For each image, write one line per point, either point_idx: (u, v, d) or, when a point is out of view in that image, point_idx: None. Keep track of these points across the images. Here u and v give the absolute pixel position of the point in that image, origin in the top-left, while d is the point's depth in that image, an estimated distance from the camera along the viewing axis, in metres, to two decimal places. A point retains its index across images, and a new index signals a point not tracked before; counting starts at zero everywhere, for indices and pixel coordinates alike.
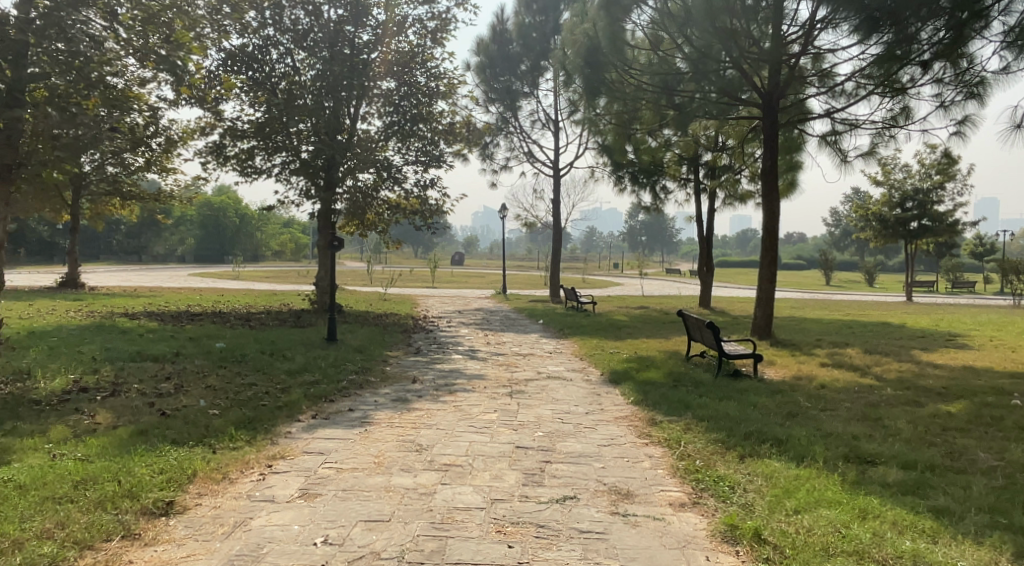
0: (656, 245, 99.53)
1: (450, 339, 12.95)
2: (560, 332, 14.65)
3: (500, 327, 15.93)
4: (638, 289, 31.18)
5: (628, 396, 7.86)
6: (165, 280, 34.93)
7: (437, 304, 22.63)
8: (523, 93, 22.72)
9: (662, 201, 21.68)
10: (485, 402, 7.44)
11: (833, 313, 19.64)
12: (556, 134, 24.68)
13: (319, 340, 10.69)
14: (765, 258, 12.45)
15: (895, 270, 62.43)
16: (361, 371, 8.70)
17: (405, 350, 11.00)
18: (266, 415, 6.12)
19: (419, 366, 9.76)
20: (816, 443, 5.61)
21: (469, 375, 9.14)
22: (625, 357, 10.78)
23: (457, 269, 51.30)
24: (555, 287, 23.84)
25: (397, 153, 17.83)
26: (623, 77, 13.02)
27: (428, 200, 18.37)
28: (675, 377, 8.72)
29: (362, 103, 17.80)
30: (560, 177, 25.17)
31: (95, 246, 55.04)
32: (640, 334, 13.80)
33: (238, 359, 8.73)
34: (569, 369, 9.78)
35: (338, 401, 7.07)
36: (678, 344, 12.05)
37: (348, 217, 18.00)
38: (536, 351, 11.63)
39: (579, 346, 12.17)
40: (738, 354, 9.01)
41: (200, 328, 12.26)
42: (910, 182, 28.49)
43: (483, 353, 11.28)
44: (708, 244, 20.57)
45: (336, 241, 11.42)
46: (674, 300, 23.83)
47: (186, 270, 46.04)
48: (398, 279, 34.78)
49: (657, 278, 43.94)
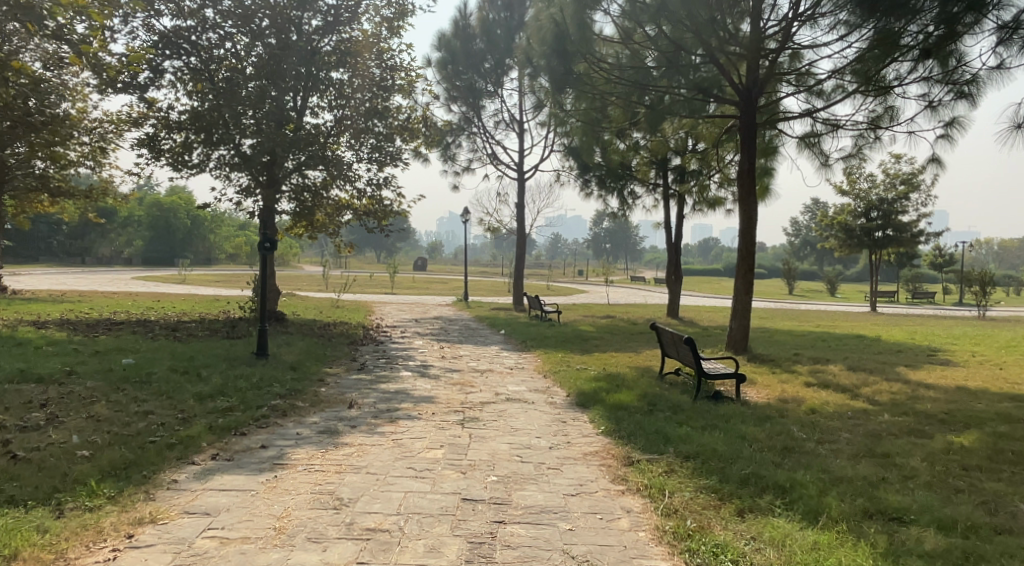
0: (618, 253, 99.02)
1: (400, 352, 11.77)
2: (522, 344, 13.56)
3: (458, 338, 14.77)
4: (604, 297, 30.22)
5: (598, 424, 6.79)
6: (104, 283, 33.21)
7: (393, 311, 21.40)
8: (486, 92, 21.73)
9: (629, 207, 20.76)
10: (430, 433, 6.30)
11: (805, 323, 18.81)
12: (520, 135, 23.65)
13: (248, 355, 9.48)
14: (741, 266, 11.49)
15: (855, 279, 62.60)
16: (287, 393, 7.59)
17: (347, 366, 9.78)
18: (149, 458, 5.04)
19: (360, 386, 8.56)
20: (829, 495, 4.55)
21: (417, 397, 7.98)
22: (593, 374, 9.70)
23: (416, 274, 49.85)
24: (517, 295, 22.74)
25: (349, 150, 16.57)
26: (591, 70, 11.92)
27: (383, 200, 17.16)
28: (650, 399, 7.68)
29: (311, 95, 16.51)
30: (524, 180, 24.12)
31: (35, 247, 52.65)
32: (607, 347, 12.78)
33: (142, 381, 7.61)
34: (531, 390, 8.67)
35: (250, 435, 5.97)
36: (650, 360, 11.02)
37: (295, 218, 16.73)
38: (494, 367, 10.50)
39: (543, 362, 11.07)
40: (720, 373, 7.99)
41: (117, 341, 11.00)
42: (875, 192, 27.86)
43: (435, 369, 10.12)
44: (678, 252, 19.69)
45: (266, 243, 9.60)
46: (640, 309, 22.85)
47: (130, 273, 44.09)
48: (354, 284, 33.42)
49: (621, 286, 43.12)
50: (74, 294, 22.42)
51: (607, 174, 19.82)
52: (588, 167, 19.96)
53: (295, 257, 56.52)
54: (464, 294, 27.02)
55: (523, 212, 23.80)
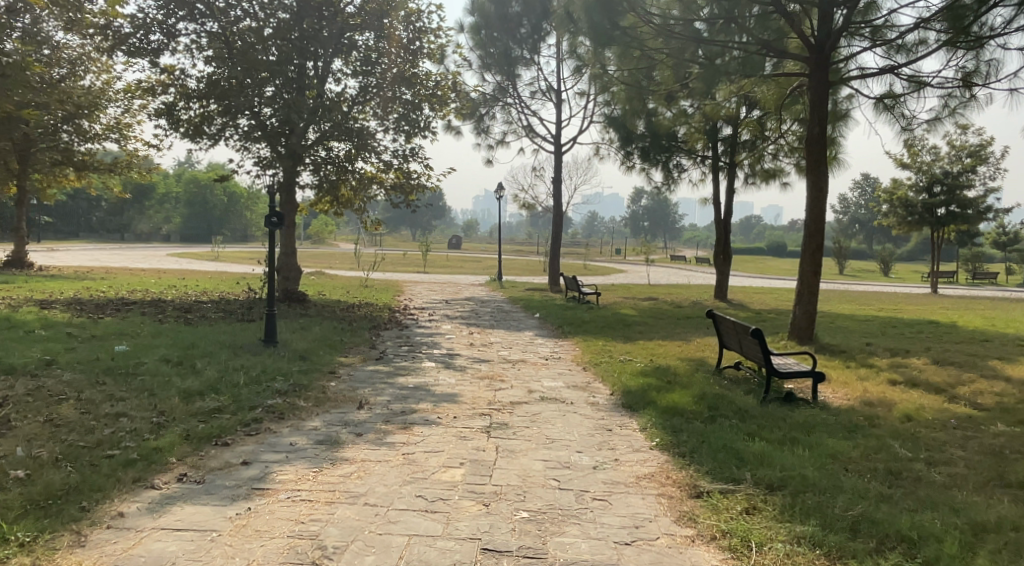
0: (656, 233, 96.79)
1: (425, 338, 10.75)
2: (559, 329, 12.42)
3: (489, 322, 13.68)
4: (643, 277, 28.95)
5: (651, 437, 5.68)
6: (137, 260, 32.85)
7: (423, 291, 20.43)
8: (523, 60, 20.46)
9: (674, 181, 19.42)
10: (451, 444, 5.25)
11: (867, 307, 17.30)
12: (558, 106, 22.39)
13: (255, 342, 8.56)
14: (807, 246, 10.20)
15: (907, 259, 60.08)
16: (290, 388, 6.61)
17: (363, 355, 8.77)
18: (97, 481, 4.10)
19: (375, 380, 7.54)
20: (973, 559, 3.39)
21: (438, 394, 6.92)
22: (640, 368, 8.55)
23: (449, 252, 48.86)
24: (553, 275, 21.55)
25: (375, 121, 15.55)
26: (638, 24, 10.63)
27: (411, 174, 16.12)
28: (710, 403, 6.51)
29: (336, 60, 15.49)
30: (561, 153, 22.88)
31: (75, 223, 52.83)
32: (653, 334, 11.59)
33: (129, 373, 6.70)
34: (570, 388, 7.55)
35: (234, 445, 4.99)
36: (703, 350, 9.81)
37: (319, 192, 15.81)
38: (528, 358, 9.40)
39: (582, 351, 9.94)
40: (793, 371, 6.80)
41: (121, 323, 10.20)
42: (938, 164, 25.97)
43: (461, 360, 9.04)
44: (727, 229, 18.34)
45: (274, 217, 8.45)
46: (684, 290, 21.52)
47: (164, 251, 43.79)
48: (387, 264, 32.56)
49: (663, 265, 41.63)
50: (98, 271, 21.80)
51: (649, 145, 18.50)
52: (630, 138, 18.64)
53: (331, 234, 56.03)
54: (498, 273, 25.91)
55: (560, 188, 22.57)
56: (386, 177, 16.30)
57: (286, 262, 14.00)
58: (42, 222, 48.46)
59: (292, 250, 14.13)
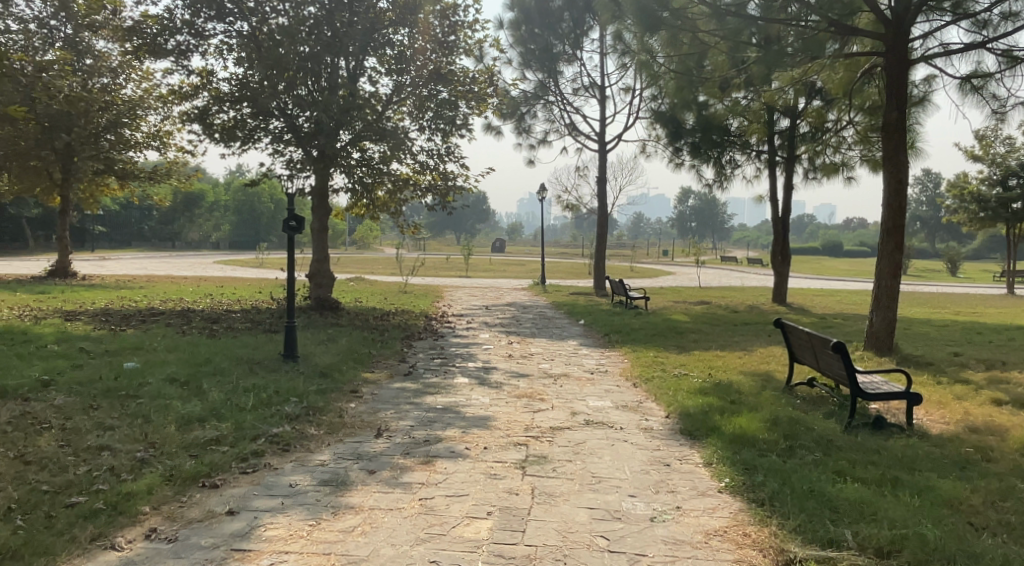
0: (705, 233, 94.66)
1: (460, 350, 9.96)
2: (606, 338, 11.51)
3: (530, 330, 12.84)
4: (695, 279, 27.77)
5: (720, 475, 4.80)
6: (182, 268, 32.90)
7: (464, 297, 19.72)
8: (565, 55, 19.59)
9: (727, 177, 18.37)
10: (478, 484, 4.46)
11: (942, 310, 15.97)
12: (603, 102, 21.48)
13: (274, 358, 7.89)
14: (885, 245, 9.17)
15: (973, 258, 57.27)
16: (303, 412, 5.88)
17: (391, 371, 8.03)
18: (46, 544, 3.40)
19: (400, 400, 6.80)
20: None
21: (469, 418, 6.12)
22: (698, 384, 7.65)
23: (493, 256, 48.15)
24: (599, 279, 20.61)
25: (411, 121, 14.85)
26: (690, 4, 9.65)
27: (449, 175, 15.43)
28: (786, 431, 5.59)
29: (369, 56, 14.83)
30: (606, 152, 21.96)
31: (128, 233, 53.63)
32: (709, 343, 10.61)
33: (129, 395, 6.04)
34: (619, 410, 6.67)
35: (224, 487, 4.26)
36: (768, 363, 8.86)
37: (353, 195, 15.21)
38: (571, 372, 8.54)
39: (632, 364, 9.03)
40: (884, 394, 5.87)
41: (143, 335, 9.68)
42: (1014, 156, 24.22)
43: (498, 375, 8.23)
44: (785, 227, 17.21)
45: (293, 220, 7.67)
46: (738, 293, 20.38)
47: (212, 258, 44.05)
48: (430, 269, 31.99)
49: (715, 267, 40.28)
50: (139, 280, 21.60)
51: (701, 140, 17.39)
52: (681, 132, 17.60)
53: (376, 240, 55.80)
54: (542, 276, 25.01)
55: (605, 188, 21.63)
56: (422, 179, 15.58)
57: (319, 269, 13.46)
58: (95, 231, 49.24)
59: (324, 256, 13.58)
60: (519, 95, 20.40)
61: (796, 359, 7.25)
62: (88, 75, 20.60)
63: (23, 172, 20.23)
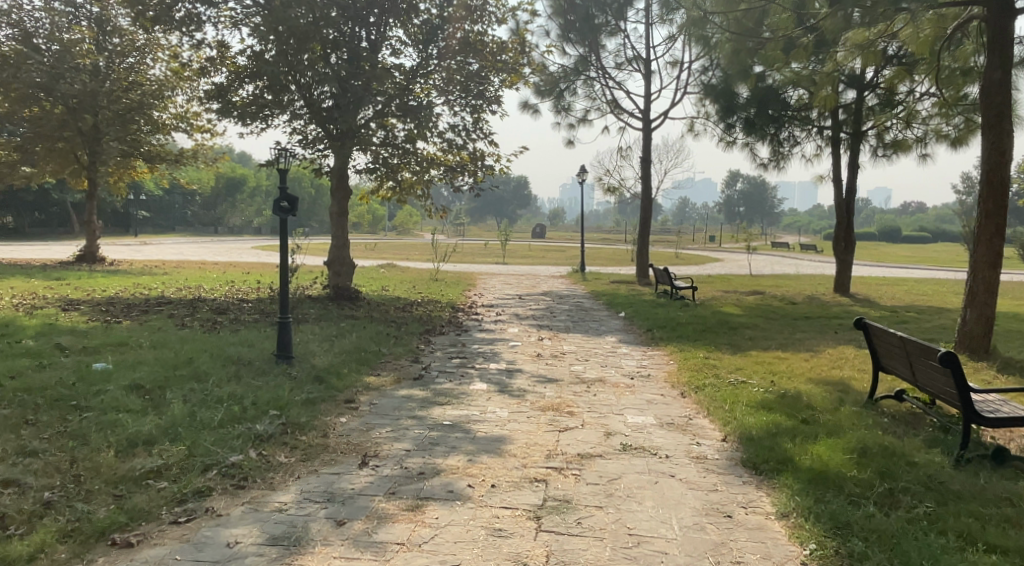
0: (753, 218, 91.96)
1: (483, 348, 8.89)
2: (648, 334, 10.31)
3: (565, 323, 11.74)
4: (743, 266, 26.28)
5: (802, 540, 3.63)
6: (219, 253, 32.45)
7: (499, 285, 18.65)
8: (608, 26, 18.26)
9: (785, 155, 16.93)
10: (476, 547, 3.40)
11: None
12: (648, 77, 20.12)
13: (267, 357, 6.91)
14: (984, 232, 7.85)
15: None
16: (278, 429, 4.83)
17: (399, 375, 7.01)
18: None
19: (403, 411, 5.77)
20: None
21: (479, 440, 5.02)
22: (759, 395, 6.46)
23: (534, 242, 46.90)
24: (642, 266, 19.33)
25: (438, 96, 13.77)
26: None
27: (479, 154, 14.36)
28: (881, 470, 4.42)
29: (393, 24, 13.76)
30: (651, 130, 20.61)
31: (172, 218, 53.85)
32: (768, 342, 9.34)
33: (76, 405, 5.06)
34: (662, 430, 5.51)
35: (140, 547, 3.28)
36: (840, 370, 7.61)
37: (377, 175, 14.25)
38: (607, 377, 7.40)
39: (679, 367, 7.85)
40: (1004, 423, 4.71)
41: (137, 328, 8.80)
42: None
43: (521, 382, 7.13)
44: (850, 211, 15.72)
45: (285, 201, 6.63)
46: (793, 283, 18.91)
47: (251, 243, 43.69)
48: (468, 255, 30.99)
49: (766, 253, 38.46)
50: (167, 265, 21.04)
51: (756, 116, 16.01)
52: (733, 107, 16.27)
53: (416, 225, 55.09)
54: (582, 263, 23.78)
55: (649, 170, 20.27)
56: (450, 158, 14.52)
57: (337, 256, 12.58)
58: (140, 216, 49.48)
59: (345, 242, 12.69)
60: (558, 70, 19.19)
61: (890, 372, 6.00)
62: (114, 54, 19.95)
63: (50, 154, 19.68)
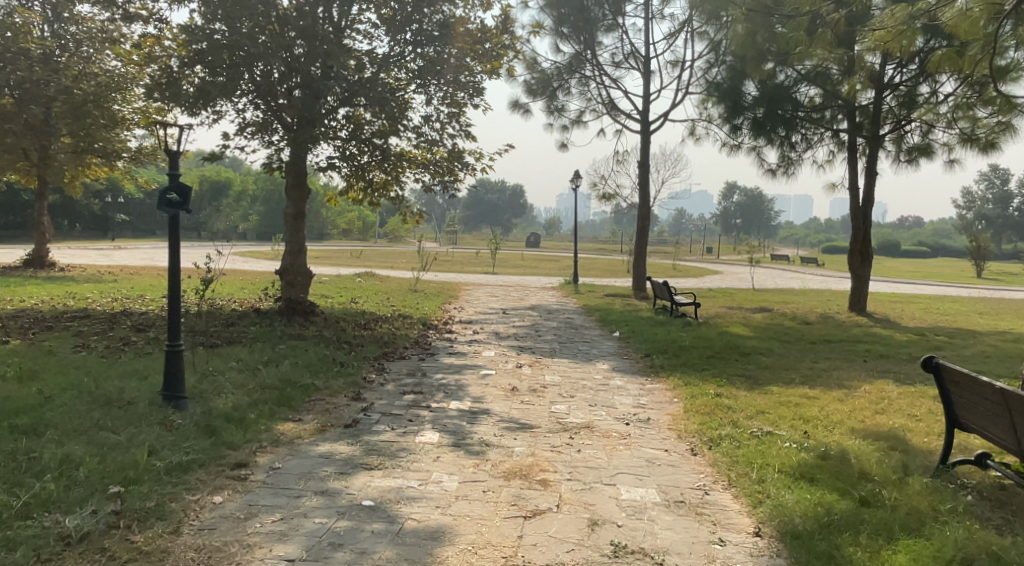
0: (750, 231, 90.69)
1: (446, 378, 7.27)
2: (647, 362, 8.69)
3: (550, 344, 10.15)
4: (746, 280, 24.62)
5: None
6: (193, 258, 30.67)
7: (483, 296, 17.06)
8: (604, 20, 16.82)
9: (796, 158, 15.42)
10: None
11: None
12: (647, 76, 18.67)
13: (153, 397, 5.33)
14: None
15: None
16: (100, 524, 3.36)
17: (325, 420, 5.43)
18: None
19: (311, 480, 4.21)
20: None
21: (402, 538, 3.45)
22: (793, 455, 4.90)
23: (526, 252, 45.33)
24: (637, 278, 17.77)
25: (414, 87, 12.22)
26: None
27: (458, 153, 12.81)
28: None
29: (361, 6, 12.12)
30: (650, 133, 19.14)
31: (154, 221, 52.11)
32: (791, 374, 7.73)
33: None
34: (669, 515, 3.94)
35: None
36: (889, 417, 6.03)
37: (343, 173, 12.69)
38: (596, 424, 5.79)
39: (686, 409, 6.25)
40: None
41: (22, 350, 7.18)
42: None
43: (485, 430, 5.50)
44: (867, 219, 14.24)
45: (173, 193, 5.09)
46: (800, 299, 17.39)
47: (231, 249, 41.95)
48: (457, 265, 29.35)
49: (768, 266, 36.89)
50: (125, 271, 19.34)
51: (764, 116, 14.52)
52: (739, 106, 14.80)
53: (406, 233, 53.45)
54: (575, 275, 22.16)
55: (647, 176, 18.76)
56: (425, 155, 13.00)
57: (291, 264, 11.00)
58: (119, 219, 47.76)
59: (300, 248, 11.12)
60: (550, 67, 17.69)
61: (974, 430, 4.49)
62: (69, 43, 18.03)
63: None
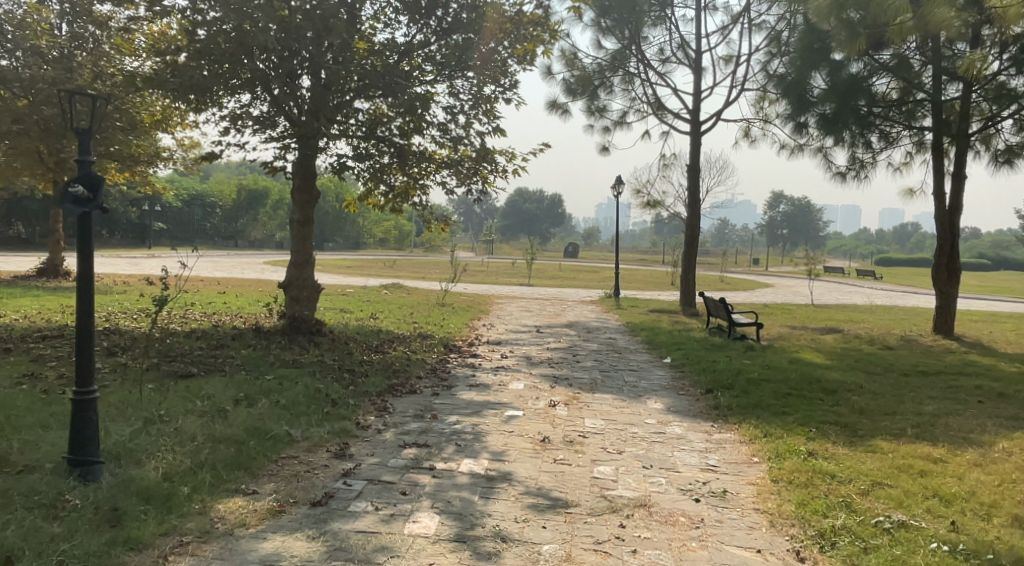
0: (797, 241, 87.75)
1: (461, 424, 5.80)
2: (710, 401, 7.08)
3: (591, 373, 8.59)
4: (803, 294, 22.67)
5: None
6: (220, 267, 29.44)
7: (517, 312, 15.55)
8: (653, 14, 15.29)
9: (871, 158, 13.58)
10: None
11: None
12: (698, 73, 17.03)
13: (60, 460, 4.00)
14: None
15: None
16: None
17: (289, 493, 4.04)
18: None
19: None
20: None
21: None
22: None
23: (565, 262, 43.64)
24: (686, 293, 16.12)
25: (438, 80, 10.84)
26: None
27: (489, 153, 11.40)
28: None
29: None
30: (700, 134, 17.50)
31: (190, 230, 51.40)
32: (897, 423, 6.08)
33: None
34: None
35: None
36: None
37: (359, 175, 11.33)
38: (655, 501, 4.26)
39: (774, 477, 4.70)
40: None
41: None
42: None
43: (504, 510, 4.06)
44: (955, 228, 12.43)
45: (77, 187, 3.80)
46: (870, 317, 15.55)
47: (264, 258, 41.05)
48: (493, 275, 27.79)
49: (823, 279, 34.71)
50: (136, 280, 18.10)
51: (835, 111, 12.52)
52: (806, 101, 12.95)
53: (443, 242, 52.04)
54: (617, 287, 20.49)
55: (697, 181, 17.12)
56: (450, 154, 11.60)
57: (294, 276, 9.68)
58: (156, 228, 47.25)
59: (307, 258, 9.77)
60: (591, 64, 16.21)
61: None
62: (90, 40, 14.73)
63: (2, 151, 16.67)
